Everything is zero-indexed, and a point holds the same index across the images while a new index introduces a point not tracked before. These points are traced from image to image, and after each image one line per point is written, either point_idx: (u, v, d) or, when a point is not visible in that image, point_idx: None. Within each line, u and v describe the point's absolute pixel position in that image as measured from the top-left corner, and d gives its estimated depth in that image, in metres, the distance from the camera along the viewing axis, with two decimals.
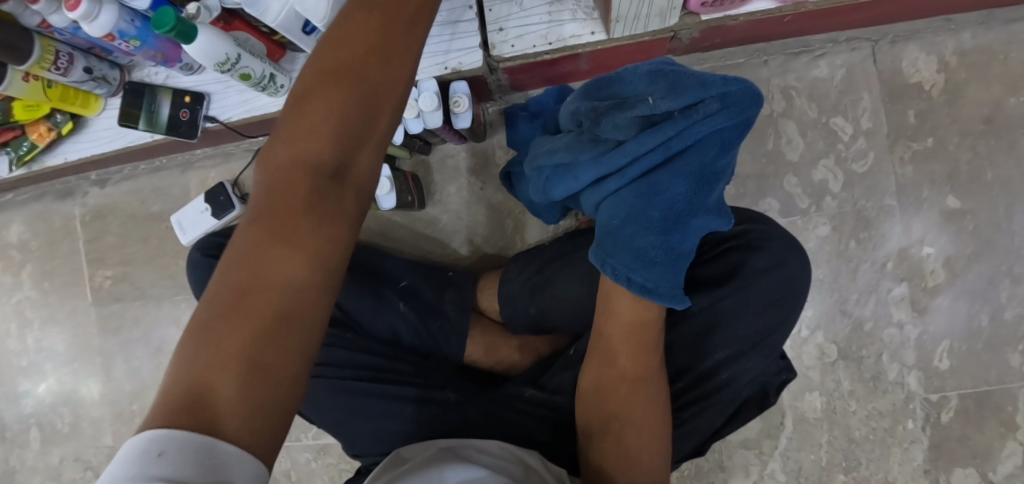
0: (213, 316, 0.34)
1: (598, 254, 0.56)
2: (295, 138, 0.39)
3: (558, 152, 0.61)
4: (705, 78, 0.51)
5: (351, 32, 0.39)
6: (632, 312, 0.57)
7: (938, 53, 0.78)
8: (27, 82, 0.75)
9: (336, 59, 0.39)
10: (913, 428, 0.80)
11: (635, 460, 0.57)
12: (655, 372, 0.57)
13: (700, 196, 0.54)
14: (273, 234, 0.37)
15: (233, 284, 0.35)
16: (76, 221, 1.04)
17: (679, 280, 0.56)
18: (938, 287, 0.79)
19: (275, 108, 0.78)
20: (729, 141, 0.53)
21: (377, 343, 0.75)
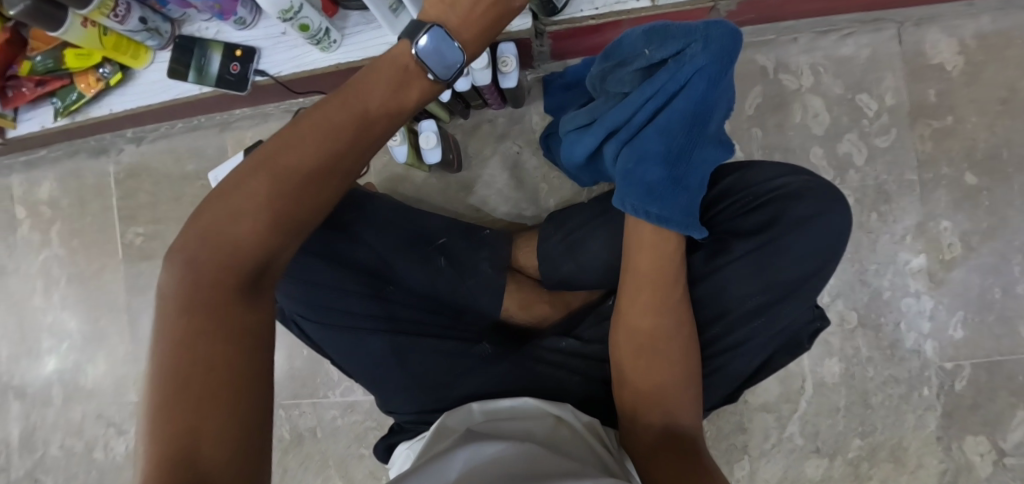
0: (171, 387, 0.39)
1: (616, 196, 0.62)
2: (231, 237, 0.43)
3: (581, 116, 0.72)
4: (688, 26, 0.60)
5: (298, 151, 0.45)
6: (654, 262, 0.60)
7: (958, 36, 0.82)
8: (85, 28, 0.77)
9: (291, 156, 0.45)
10: (928, 395, 0.83)
11: (663, 394, 0.59)
12: (678, 304, 0.60)
13: (698, 129, 0.61)
14: (212, 320, 0.41)
15: (182, 358, 0.40)
16: (109, 179, 1.04)
17: (693, 208, 0.61)
18: (954, 261, 0.83)
19: (325, 64, 0.80)
20: (718, 75, 0.59)
21: (418, 298, 0.76)
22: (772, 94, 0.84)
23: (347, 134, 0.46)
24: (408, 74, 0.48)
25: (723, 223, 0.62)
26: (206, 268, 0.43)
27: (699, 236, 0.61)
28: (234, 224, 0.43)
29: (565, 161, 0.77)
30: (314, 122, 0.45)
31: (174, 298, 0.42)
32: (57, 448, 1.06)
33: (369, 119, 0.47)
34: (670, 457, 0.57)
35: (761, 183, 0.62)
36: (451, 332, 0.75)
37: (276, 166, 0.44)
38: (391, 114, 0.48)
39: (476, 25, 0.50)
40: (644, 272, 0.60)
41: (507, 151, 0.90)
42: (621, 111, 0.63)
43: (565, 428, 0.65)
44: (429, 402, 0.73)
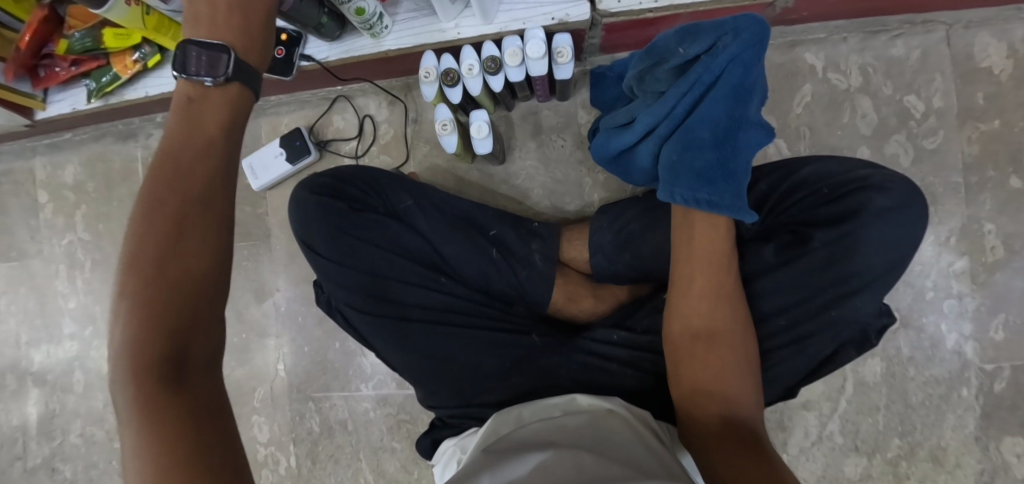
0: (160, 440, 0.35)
1: (664, 190, 0.61)
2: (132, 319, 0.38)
3: (618, 114, 0.71)
4: (716, 21, 0.60)
5: (147, 220, 0.41)
6: (708, 249, 0.61)
7: (1007, 40, 0.82)
8: (129, 6, 0.74)
9: (144, 227, 0.40)
10: (967, 396, 0.84)
11: (725, 381, 0.58)
12: (731, 290, 0.60)
13: (740, 112, 0.60)
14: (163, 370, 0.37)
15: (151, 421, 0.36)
16: (137, 164, 1.02)
17: (744, 190, 0.60)
18: (997, 263, 0.83)
19: (374, 50, 0.78)
20: (753, 61, 0.60)
21: (467, 289, 0.75)
22: (822, 93, 0.85)
23: (172, 172, 0.42)
24: (194, 101, 0.46)
25: (797, 215, 0.62)
26: (120, 385, 0.37)
27: (750, 219, 0.59)
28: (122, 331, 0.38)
29: (602, 163, 0.76)
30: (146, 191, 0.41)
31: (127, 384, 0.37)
32: (76, 437, 1.04)
33: (191, 159, 0.43)
34: (725, 443, 0.55)
35: (837, 175, 0.62)
36: (500, 322, 0.74)
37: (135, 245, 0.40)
38: (211, 138, 0.44)
39: (227, 23, 0.46)
40: (699, 259, 0.61)
41: (551, 143, 0.89)
42: (659, 108, 0.63)
43: (617, 418, 0.63)
44: (473, 396, 0.72)
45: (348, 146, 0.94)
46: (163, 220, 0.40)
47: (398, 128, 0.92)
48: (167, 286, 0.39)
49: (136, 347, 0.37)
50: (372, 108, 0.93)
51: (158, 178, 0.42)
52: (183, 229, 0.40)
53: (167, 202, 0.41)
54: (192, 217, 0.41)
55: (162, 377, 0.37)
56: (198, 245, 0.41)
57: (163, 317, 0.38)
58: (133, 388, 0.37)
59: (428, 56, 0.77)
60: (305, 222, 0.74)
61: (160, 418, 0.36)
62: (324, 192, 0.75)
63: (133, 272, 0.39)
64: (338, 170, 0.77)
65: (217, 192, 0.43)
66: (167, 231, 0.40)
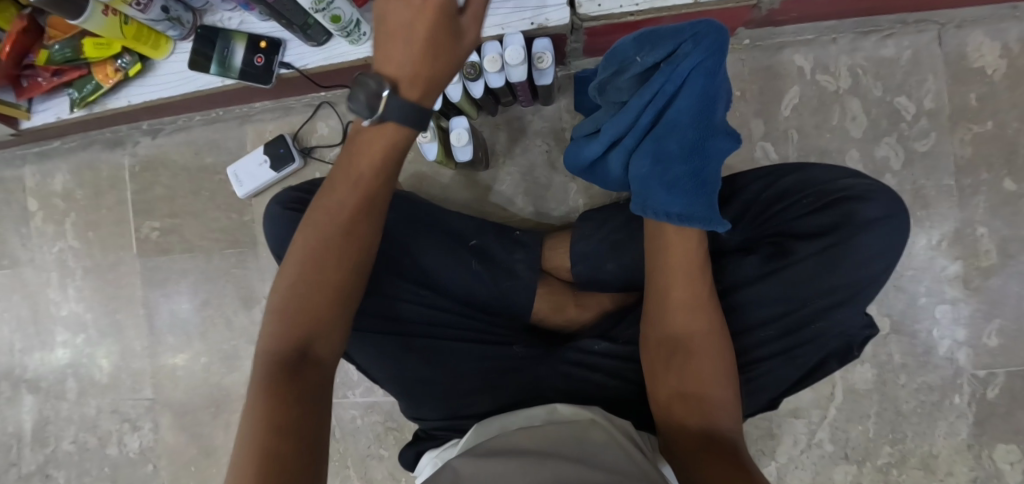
0: (258, 424, 0.43)
1: (636, 204, 0.62)
2: (275, 321, 0.50)
3: (589, 122, 0.72)
4: (675, 28, 0.61)
5: (304, 243, 0.51)
6: (685, 259, 0.59)
7: (1002, 39, 0.80)
8: (106, 17, 0.74)
9: (302, 250, 0.51)
10: (959, 403, 0.82)
11: (703, 393, 0.57)
12: (709, 300, 0.59)
13: (704, 121, 0.61)
14: (279, 370, 0.47)
15: (255, 406, 0.45)
16: (124, 172, 1.02)
17: (713, 198, 0.61)
18: (992, 267, 0.81)
19: (353, 57, 0.77)
20: (714, 68, 0.60)
21: (448, 301, 0.74)
22: (810, 96, 0.83)
23: (328, 208, 0.51)
24: (353, 138, 0.52)
25: (781, 225, 0.60)
26: (253, 377, 0.47)
27: (723, 229, 0.59)
28: (269, 332, 0.49)
29: (575, 172, 0.76)
30: (311, 221, 0.52)
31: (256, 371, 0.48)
32: (69, 444, 1.04)
33: (343, 196, 0.51)
34: (708, 459, 0.53)
35: (821, 184, 0.60)
36: (482, 334, 0.74)
37: (292, 262, 0.51)
38: (359, 178, 0.51)
39: (410, 59, 0.48)
40: (676, 270, 0.59)
41: (535, 149, 0.88)
42: (624, 117, 0.64)
43: (599, 429, 0.62)
44: (459, 409, 0.71)
45: (332, 153, 0.93)
46: (313, 246, 0.51)
47: None
48: (304, 301, 0.49)
49: (274, 341, 0.49)
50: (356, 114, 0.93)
51: (318, 209, 0.52)
52: (323, 258, 0.50)
53: (325, 232, 0.51)
54: (336, 248, 0.51)
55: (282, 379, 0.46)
56: (330, 271, 0.50)
57: (297, 327, 0.49)
58: (261, 374, 0.47)
59: None
60: (278, 238, 0.71)
61: (273, 418, 0.44)
62: (296, 204, 0.72)
63: (288, 283, 0.50)
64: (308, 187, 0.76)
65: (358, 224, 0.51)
66: (319, 253, 0.51)
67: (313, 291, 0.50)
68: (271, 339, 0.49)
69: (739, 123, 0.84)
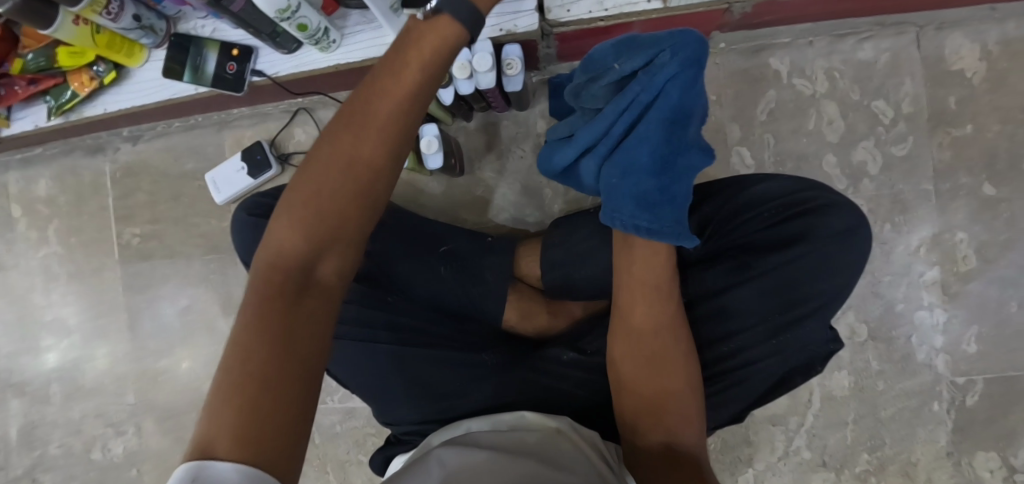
0: (251, 340, 0.42)
1: (605, 213, 0.60)
2: (290, 224, 0.46)
3: (563, 126, 0.69)
4: (655, 36, 0.57)
5: (335, 145, 0.46)
6: (647, 274, 0.59)
7: (981, 42, 0.79)
8: (77, 26, 0.74)
9: (331, 150, 0.46)
10: (939, 411, 0.81)
11: (666, 411, 0.57)
12: (674, 318, 0.59)
13: (679, 136, 0.57)
14: (283, 285, 0.44)
15: (250, 318, 0.43)
16: (106, 178, 1.02)
17: (684, 216, 0.58)
18: (970, 273, 0.80)
19: (324, 64, 0.77)
20: (694, 79, 0.56)
21: (417, 307, 0.74)
22: (786, 100, 0.82)
23: (368, 108, 0.45)
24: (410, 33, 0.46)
25: (743, 238, 0.60)
26: (257, 280, 0.45)
27: (692, 245, 0.58)
28: (283, 234, 0.46)
29: (548, 176, 0.74)
30: (345, 118, 0.46)
31: (260, 278, 0.45)
32: (56, 447, 1.04)
33: (390, 102, 0.45)
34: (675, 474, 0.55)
35: (782, 198, 0.60)
36: (449, 341, 0.72)
37: (319, 162, 0.46)
38: (407, 87, 0.45)
39: None
40: (640, 285, 0.59)
41: (510, 156, 0.88)
42: (597, 125, 0.61)
43: (566, 440, 0.60)
44: (440, 410, 0.71)
45: None
46: (346, 153, 0.45)
47: None
48: (323, 215, 0.45)
49: (283, 247, 0.46)
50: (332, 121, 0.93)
51: (355, 107, 0.46)
52: (353, 170, 0.45)
53: (358, 136, 0.45)
54: (366, 162, 0.46)
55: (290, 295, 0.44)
56: (355, 186, 0.46)
57: (313, 242, 0.45)
58: (266, 284, 0.44)
59: None
60: (245, 245, 0.72)
61: (267, 339, 0.41)
62: (265, 212, 0.73)
63: (311, 185, 0.46)
64: (274, 192, 0.77)
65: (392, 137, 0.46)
66: (349, 163, 0.45)
67: (334, 204, 0.46)
68: (282, 245, 0.46)
69: (715, 128, 0.83)
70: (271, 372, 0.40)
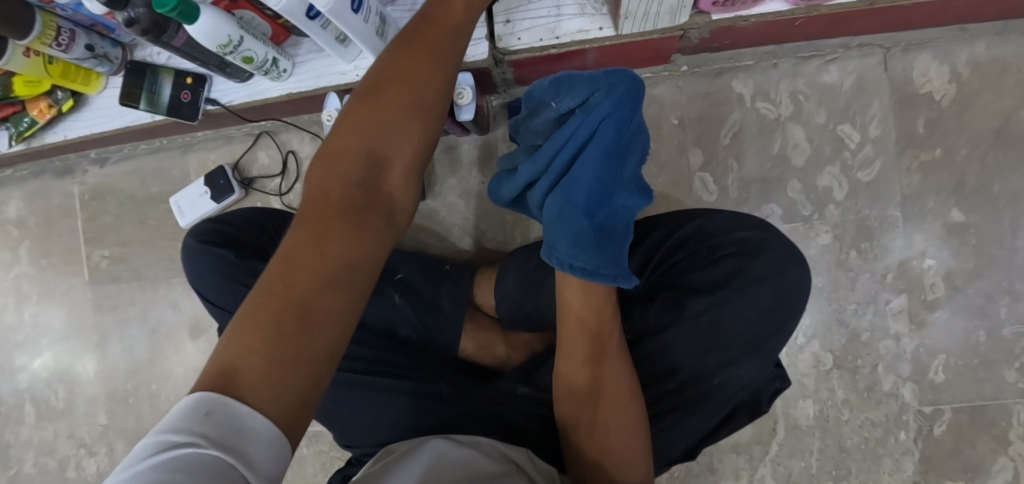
0: (299, 253, 0.41)
1: (544, 250, 0.58)
2: (342, 148, 0.46)
3: (511, 161, 0.68)
4: (592, 75, 0.58)
5: (382, 79, 0.48)
6: (584, 309, 0.58)
7: (950, 63, 0.77)
8: (27, 58, 0.74)
9: (379, 83, 0.48)
10: (905, 440, 0.80)
11: (610, 446, 0.57)
12: (617, 351, 0.58)
13: (613, 175, 0.57)
14: (334, 206, 0.44)
15: (300, 234, 0.42)
16: (75, 200, 1.02)
17: (621, 257, 0.57)
18: (937, 301, 0.78)
19: (277, 93, 0.77)
20: (627, 119, 0.57)
21: (369, 336, 0.74)
22: (750, 123, 0.80)
23: (415, 50, 0.49)
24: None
25: (679, 277, 0.59)
26: (307, 201, 0.45)
27: (629, 285, 0.56)
28: (336, 158, 0.46)
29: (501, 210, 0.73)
30: (393, 58, 0.49)
31: (311, 199, 0.44)
32: (30, 467, 1.05)
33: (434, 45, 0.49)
34: None
35: (718, 235, 0.59)
36: (402, 371, 0.72)
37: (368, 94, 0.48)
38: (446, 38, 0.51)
39: None
40: (577, 320, 0.58)
41: (471, 180, 0.87)
42: (537, 161, 0.61)
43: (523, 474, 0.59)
44: (388, 438, 0.71)
45: (272, 184, 0.93)
46: (394, 84, 0.48)
47: None
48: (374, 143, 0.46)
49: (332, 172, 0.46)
50: (295, 144, 0.92)
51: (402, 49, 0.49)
52: (402, 97, 0.47)
53: (403, 73, 0.48)
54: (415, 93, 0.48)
55: (340, 222, 0.43)
56: (404, 113, 0.47)
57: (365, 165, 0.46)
58: (316, 204, 0.44)
59: (331, 99, 0.76)
60: (197, 272, 0.73)
61: (319, 251, 0.41)
62: (219, 240, 0.74)
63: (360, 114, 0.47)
64: (228, 219, 0.77)
65: (436, 85, 0.49)
66: (397, 93, 0.47)
67: (383, 131, 0.47)
68: (332, 165, 0.46)
69: (677, 152, 0.82)
70: (324, 285, 0.39)
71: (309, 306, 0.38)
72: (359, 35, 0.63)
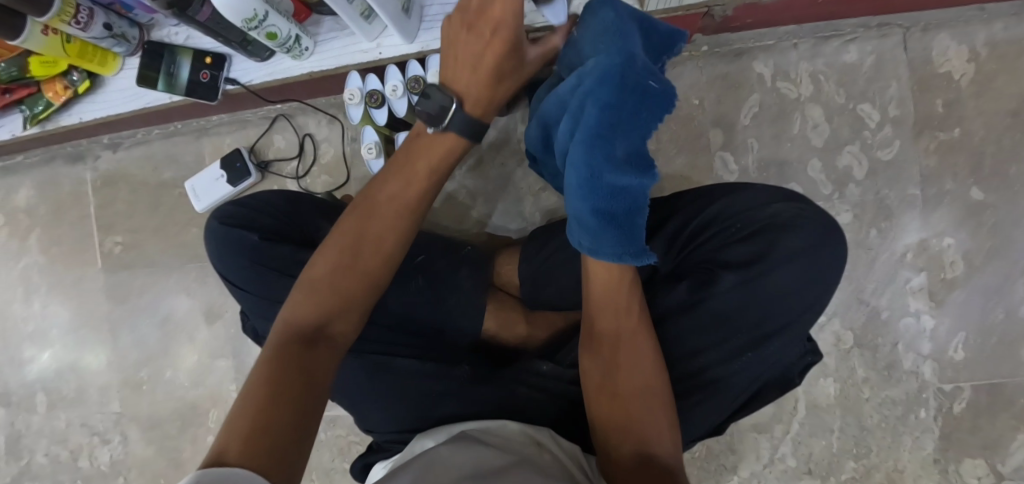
0: (265, 373, 0.46)
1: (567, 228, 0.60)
2: (306, 287, 0.55)
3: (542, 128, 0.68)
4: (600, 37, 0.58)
5: (343, 235, 0.57)
6: (608, 282, 0.57)
7: (968, 43, 0.78)
8: (46, 36, 0.72)
9: (342, 237, 0.57)
10: (925, 418, 0.80)
11: (640, 426, 0.54)
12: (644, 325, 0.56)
13: (600, 154, 0.53)
14: (298, 336, 0.50)
15: (267, 359, 0.48)
16: (86, 186, 1.01)
17: (632, 236, 0.54)
18: (957, 280, 0.79)
19: (298, 72, 0.76)
20: (615, 91, 0.52)
21: (393, 320, 0.73)
22: (770, 103, 0.80)
23: (371, 209, 0.59)
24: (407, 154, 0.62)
25: (708, 253, 0.58)
26: (274, 335, 0.51)
27: (637, 263, 0.54)
28: (300, 299, 0.54)
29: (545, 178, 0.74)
30: (354, 218, 0.59)
31: (278, 334, 0.51)
32: (42, 457, 1.04)
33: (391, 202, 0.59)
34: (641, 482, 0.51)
35: (752, 208, 0.58)
36: (426, 353, 0.71)
37: (330, 248, 0.57)
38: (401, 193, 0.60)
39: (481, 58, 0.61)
40: (602, 295, 0.57)
41: (490, 162, 0.87)
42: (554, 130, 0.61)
43: (547, 454, 0.59)
44: (410, 420, 0.70)
45: (289, 167, 0.92)
46: (353, 238, 0.57)
47: (337, 148, 0.91)
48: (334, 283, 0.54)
49: (296, 309, 0.53)
50: (312, 128, 0.92)
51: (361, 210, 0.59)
52: (360, 247, 0.57)
53: (363, 226, 0.58)
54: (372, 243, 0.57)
55: (303, 345, 0.50)
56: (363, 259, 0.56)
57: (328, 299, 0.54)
58: (282, 336, 0.51)
59: (353, 78, 0.77)
60: (218, 254, 0.72)
61: (284, 372, 0.46)
62: (237, 221, 0.73)
63: (323, 265, 0.56)
64: (247, 201, 0.76)
65: (386, 236, 0.58)
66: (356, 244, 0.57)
67: (344, 273, 0.55)
68: (297, 303, 0.53)
69: (698, 132, 0.82)
70: (286, 396, 0.45)
71: (270, 414, 0.43)
72: (386, 10, 0.63)
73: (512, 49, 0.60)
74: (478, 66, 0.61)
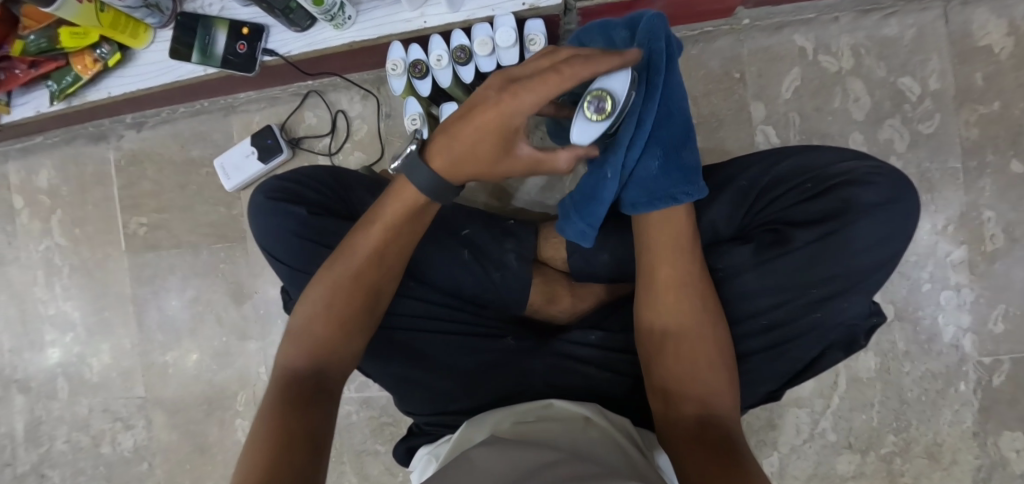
0: (258, 434, 0.45)
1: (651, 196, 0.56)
2: (293, 337, 0.53)
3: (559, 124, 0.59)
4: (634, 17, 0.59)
5: (325, 278, 0.55)
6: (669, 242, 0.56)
7: (1007, 16, 0.78)
8: (80, 4, 0.69)
9: (324, 283, 0.55)
10: (965, 391, 0.80)
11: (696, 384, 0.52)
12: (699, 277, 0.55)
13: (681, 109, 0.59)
14: (291, 388, 0.49)
15: (263, 416, 0.47)
16: (110, 166, 0.99)
17: None
18: (997, 252, 0.79)
19: (337, 42, 0.75)
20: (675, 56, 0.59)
21: (438, 294, 0.71)
22: (811, 77, 0.81)
23: (347, 249, 0.55)
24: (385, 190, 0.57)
25: (779, 213, 0.58)
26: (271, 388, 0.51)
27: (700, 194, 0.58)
28: (292, 349, 0.53)
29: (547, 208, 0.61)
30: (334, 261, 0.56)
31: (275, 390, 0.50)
32: (63, 444, 1.02)
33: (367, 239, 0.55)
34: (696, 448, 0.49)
35: (823, 168, 0.58)
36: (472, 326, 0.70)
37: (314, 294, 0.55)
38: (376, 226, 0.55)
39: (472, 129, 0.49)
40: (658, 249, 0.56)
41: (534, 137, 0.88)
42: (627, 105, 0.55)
43: (595, 428, 0.55)
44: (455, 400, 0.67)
45: (322, 143, 0.91)
46: (333, 282, 0.54)
47: (372, 124, 0.90)
48: (319, 330, 0.52)
49: (287, 363, 0.52)
50: (345, 104, 0.90)
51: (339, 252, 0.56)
52: (341, 288, 0.54)
53: (342, 268, 0.55)
54: (355, 285, 0.54)
55: (295, 397, 0.48)
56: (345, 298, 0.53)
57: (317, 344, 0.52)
58: (278, 389, 0.50)
59: (395, 48, 0.75)
60: (262, 229, 0.70)
61: (280, 428, 0.45)
62: (279, 195, 0.70)
63: (308, 312, 0.54)
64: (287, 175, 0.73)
65: (365, 273, 0.54)
66: (337, 287, 0.54)
67: (328, 317, 0.53)
68: (288, 356, 0.52)
69: (738, 106, 0.82)
70: (281, 449, 0.43)
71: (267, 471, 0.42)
72: None
73: (504, 136, 0.49)
74: (475, 138, 0.49)
